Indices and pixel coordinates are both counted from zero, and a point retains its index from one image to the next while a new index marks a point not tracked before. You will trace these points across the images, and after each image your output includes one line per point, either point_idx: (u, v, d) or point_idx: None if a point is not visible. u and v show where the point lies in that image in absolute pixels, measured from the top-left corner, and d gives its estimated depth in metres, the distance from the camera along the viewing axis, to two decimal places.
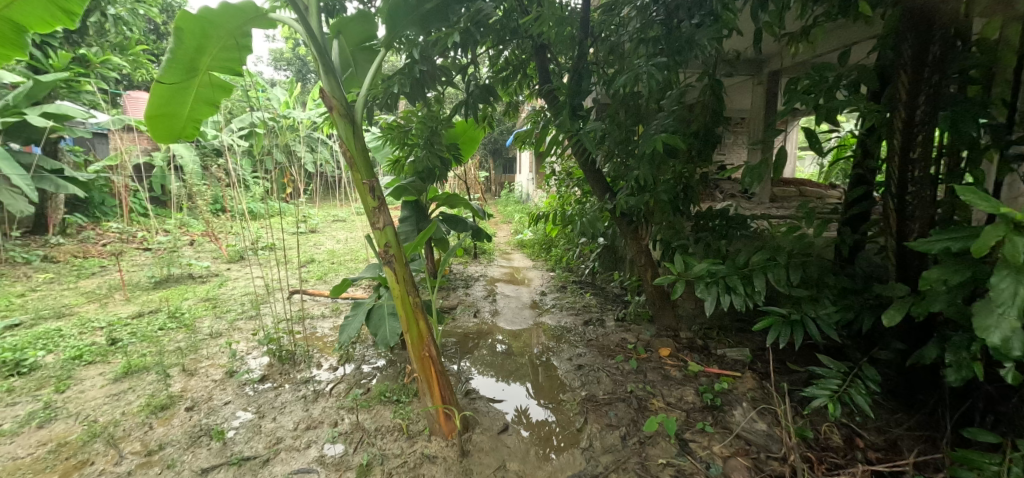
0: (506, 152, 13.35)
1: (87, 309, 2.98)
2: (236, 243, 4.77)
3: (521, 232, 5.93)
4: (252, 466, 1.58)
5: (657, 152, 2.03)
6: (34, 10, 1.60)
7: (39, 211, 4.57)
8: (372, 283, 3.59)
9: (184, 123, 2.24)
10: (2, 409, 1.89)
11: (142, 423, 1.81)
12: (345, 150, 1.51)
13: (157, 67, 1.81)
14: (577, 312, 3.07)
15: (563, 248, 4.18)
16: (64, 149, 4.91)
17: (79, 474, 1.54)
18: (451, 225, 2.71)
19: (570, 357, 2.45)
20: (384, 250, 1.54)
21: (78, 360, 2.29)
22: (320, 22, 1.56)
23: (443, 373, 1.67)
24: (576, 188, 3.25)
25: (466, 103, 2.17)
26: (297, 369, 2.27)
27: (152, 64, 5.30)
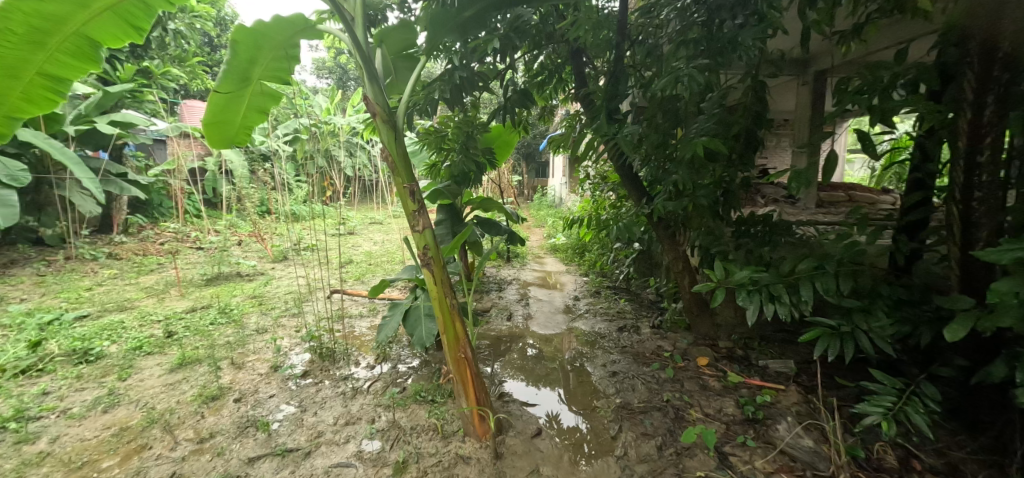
0: (539, 156, 13.38)
1: (147, 303, 3.19)
2: (281, 243, 4.98)
3: (555, 236, 5.91)
4: (295, 458, 1.64)
5: (698, 156, 1.98)
6: (107, 26, 1.73)
7: (106, 212, 4.94)
8: (407, 284, 3.67)
9: (237, 130, 2.36)
10: (73, 394, 2.05)
11: (194, 412, 1.92)
12: (386, 155, 1.56)
13: (214, 78, 1.92)
14: (612, 318, 3.02)
15: (597, 253, 4.14)
16: (127, 154, 5.29)
17: (139, 457, 1.65)
18: (486, 228, 2.72)
19: (605, 363, 2.42)
20: (422, 252, 1.57)
21: (139, 350, 2.45)
22: (365, 31, 1.62)
23: (478, 375, 1.69)
24: (610, 192, 3.22)
25: (504, 108, 2.17)
26: (336, 365, 2.34)
27: (206, 74, 5.65)
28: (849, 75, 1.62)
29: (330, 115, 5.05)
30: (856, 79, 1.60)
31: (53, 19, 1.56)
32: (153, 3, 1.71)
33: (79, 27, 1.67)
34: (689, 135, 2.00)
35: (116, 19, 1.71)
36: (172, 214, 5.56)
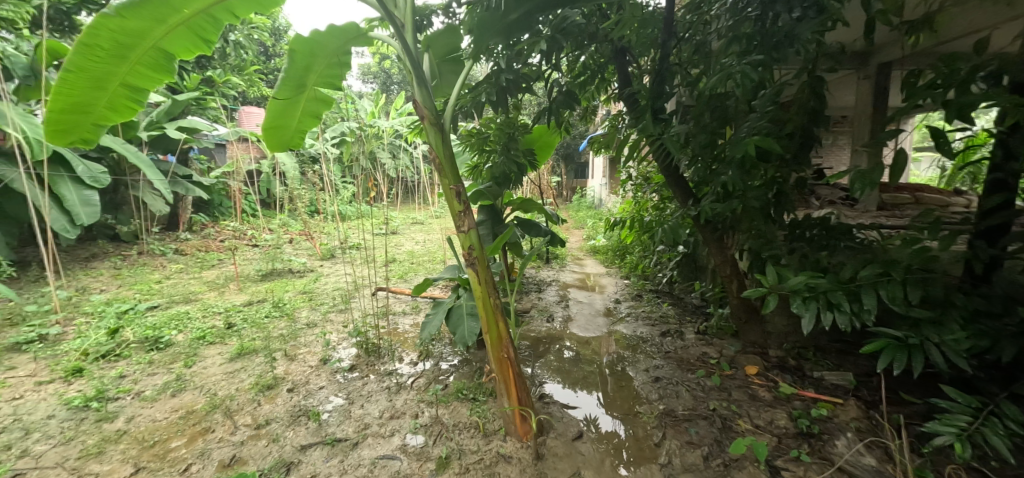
0: (578, 157, 13.28)
1: (209, 296, 3.42)
2: (328, 242, 5.20)
3: (595, 238, 5.85)
4: (343, 448, 1.71)
5: (749, 155, 1.90)
6: (181, 40, 1.86)
7: (173, 211, 5.33)
8: (448, 283, 3.73)
9: (292, 134, 2.48)
10: (146, 378, 2.22)
11: (252, 399, 2.03)
12: (434, 157, 1.60)
13: (274, 86, 2.03)
14: (654, 323, 2.95)
15: (638, 256, 4.06)
16: (192, 157, 5.68)
17: (204, 440, 1.77)
18: (526, 229, 2.71)
19: (647, 368, 2.36)
20: (467, 252, 1.60)
21: (203, 340, 2.63)
22: (414, 36, 1.67)
23: (520, 375, 1.70)
24: (654, 193, 3.14)
25: (549, 109, 2.16)
26: (381, 360, 2.41)
27: (261, 82, 5.99)
28: (918, 68, 1.52)
29: (374, 118, 5.23)
30: (928, 72, 1.48)
31: (133, 35, 1.70)
32: (219, 17, 1.84)
33: (157, 42, 1.81)
34: (739, 134, 1.93)
35: (188, 33, 1.84)
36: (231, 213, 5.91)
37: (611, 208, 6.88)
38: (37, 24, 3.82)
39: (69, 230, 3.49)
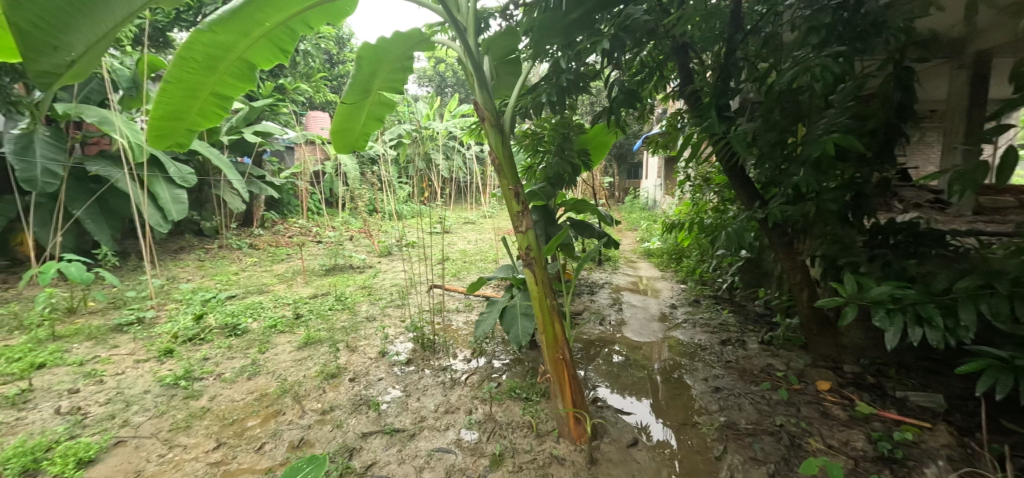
0: (631, 158, 12.94)
1: (279, 288, 3.68)
2: (386, 239, 5.42)
3: (649, 240, 5.69)
4: (401, 438, 1.78)
5: (826, 154, 1.77)
6: (263, 51, 2.02)
7: (249, 209, 5.77)
8: (501, 283, 3.77)
9: (358, 137, 2.58)
10: (227, 361, 2.43)
11: (317, 386, 2.17)
12: (494, 158, 1.63)
13: (343, 91, 2.15)
14: (713, 330, 2.82)
15: (695, 260, 3.90)
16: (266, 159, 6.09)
17: (276, 421, 1.91)
18: (579, 230, 2.67)
19: (706, 377, 2.26)
20: (524, 252, 1.62)
21: (274, 328, 2.83)
22: (476, 39, 1.71)
23: (575, 377, 1.68)
24: (714, 195, 3.01)
25: (608, 109, 2.13)
26: (436, 356, 2.48)
27: (327, 88, 6.38)
28: None
29: (430, 120, 5.39)
30: None
31: (221, 47, 1.86)
32: (296, 28, 1.98)
33: (242, 53, 1.97)
34: (814, 132, 1.80)
35: (269, 44, 1.99)
36: (299, 211, 6.27)
37: (667, 210, 6.63)
38: (138, 41, 4.29)
39: (163, 224, 3.88)
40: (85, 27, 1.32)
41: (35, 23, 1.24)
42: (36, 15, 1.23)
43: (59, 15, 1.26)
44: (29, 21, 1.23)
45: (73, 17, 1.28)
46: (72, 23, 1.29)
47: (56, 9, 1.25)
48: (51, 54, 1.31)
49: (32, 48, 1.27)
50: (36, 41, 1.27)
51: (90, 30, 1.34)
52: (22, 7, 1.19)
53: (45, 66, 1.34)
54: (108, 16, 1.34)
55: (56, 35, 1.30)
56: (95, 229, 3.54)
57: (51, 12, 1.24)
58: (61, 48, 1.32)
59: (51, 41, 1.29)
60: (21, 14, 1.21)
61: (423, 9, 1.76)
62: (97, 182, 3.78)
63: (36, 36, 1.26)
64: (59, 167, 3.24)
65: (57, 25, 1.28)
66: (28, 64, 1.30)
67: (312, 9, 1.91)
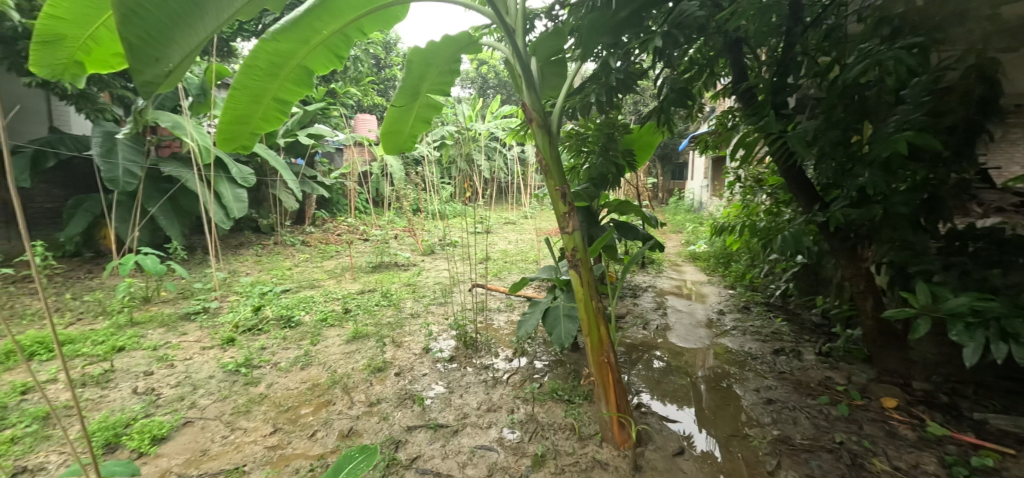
0: (675, 158, 12.58)
1: (329, 283, 3.86)
2: (429, 238, 5.55)
3: (695, 243, 5.51)
4: (445, 433, 1.82)
5: (896, 154, 1.65)
6: (320, 58, 2.12)
7: (301, 207, 6.08)
8: (542, 284, 3.77)
9: (407, 139, 2.65)
10: (283, 351, 2.58)
11: (365, 379, 2.25)
12: (541, 159, 1.65)
13: (392, 94, 2.22)
14: (764, 339, 2.69)
15: (745, 265, 3.74)
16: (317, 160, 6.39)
17: (327, 410, 2.01)
18: (621, 232, 2.63)
19: (758, 388, 2.16)
20: (571, 253, 1.61)
21: (324, 322, 2.97)
22: (524, 40, 1.72)
23: (620, 381, 1.66)
24: (767, 197, 2.88)
25: (659, 108, 2.08)
26: (479, 354, 2.52)
27: (373, 92, 6.61)
28: None
29: (472, 121, 5.47)
30: None
31: (283, 55, 1.97)
32: (350, 35, 2.08)
33: (301, 61, 2.07)
34: (883, 129, 1.68)
35: (325, 51, 2.09)
36: (347, 210, 6.55)
37: (715, 212, 6.37)
38: (205, 51, 4.63)
39: (225, 222, 4.15)
40: (181, 39, 1.38)
41: (142, 36, 1.29)
42: (143, 29, 1.29)
43: (160, 27, 1.32)
44: (138, 34, 1.28)
45: (172, 30, 1.35)
46: (171, 36, 1.35)
47: (158, 23, 1.32)
48: (154, 66, 1.32)
49: (138, 60, 1.28)
50: (144, 53, 1.30)
51: (184, 44, 1.40)
52: (132, 20, 1.26)
53: (146, 80, 1.33)
54: (199, 29, 1.44)
55: (157, 49, 1.33)
56: (166, 225, 3.83)
57: (156, 25, 1.31)
58: (162, 60, 1.35)
59: (155, 53, 1.32)
60: (131, 27, 1.26)
61: (471, 12, 1.78)
62: (169, 182, 4.11)
63: (144, 48, 1.29)
64: (138, 168, 3.54)
65: (159, 38, 1.33)
66: (134, 77, 1.29)
67: (365, 17, 2.00)
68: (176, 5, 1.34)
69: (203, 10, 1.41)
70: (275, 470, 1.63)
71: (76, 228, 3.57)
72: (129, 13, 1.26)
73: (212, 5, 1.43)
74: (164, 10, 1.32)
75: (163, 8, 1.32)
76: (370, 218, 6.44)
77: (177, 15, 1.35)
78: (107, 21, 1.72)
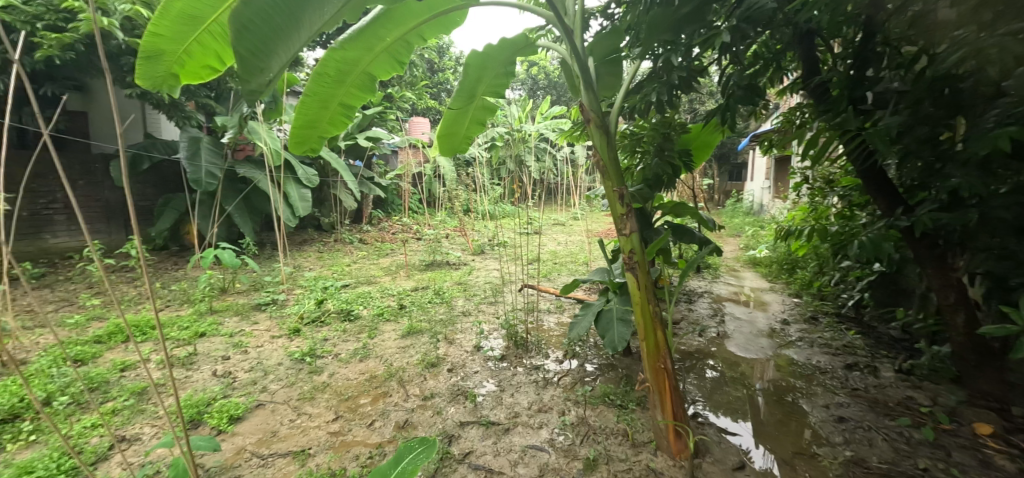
0: (732, 157, 12.00)
1: (385, 280, 4.04)
2: (478, 238, 5.65)
3: (755, 247, 5.23)
4: (496, 431, 1.86)
5: (998, 153, 1.49)
6: (383, 65, 2.22)
7: (359, 206, 6.40)
8: (592, 286, 3.74)
9: (462, 141, 2.70)
10: (344, 343, 2.73)
11: (420, 373, 2.34)
12: (597, 160, 1.64)
13: (450, 96, 2.29)
14: (834, 353, 2.52)
15: (812, 272, 3.51)
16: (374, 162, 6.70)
17: (384, 401, 2.10)
18: (676, 235, 2.55)
19: (828, 405, 2.03)
20: (628, 255, 1.59)
21: (381, 316, 3.11)
22: (583, 40, 1.70)
23: (677, 388, 1.62)
24: (840, 200, 2.68)
25: (725, 107, 2.00)
26: (529, 354, 2.54)
27: (426, 95, 6.83)
28: None
29: (522, 122, 5.51)
30: None
31: (349, 62, 2.08)
32: (412, 42, 2.16)
33: (366, 68, 2.18)
34: (980, 125, 1.52)
35: (388, 58, 2.18)
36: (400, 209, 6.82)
37: (777, 215, 6.01)
38: None
39: (291, 220, 4.45)
40: (280, 51, 1.57)
41: (250, 50, 1.48)
42: (251, 43, 1.48)
43: (266, 41, 1.51)
44: (248, 48, 1.46)
45: (273, 43, 1.53)
46: (273, 49, 1.54)
47: (263, 37, 1.50)
48: (258, 76, 1.53)
49: (247, 71, 1.49)
50: (252, 65, 1.49)
51: (280, 56, 1.58)
52: (244, 36, 1.45)
53: (250, 87, 1.55)
54: (296, 40, 1.61)
55: (260, 60, 1.52)
56: (241, 222, 4.17)
57: (262, 39, 1.49)
58: (264, 70, 1.54)
59: (260, 65, 1.51)
60: (242, 42, 1.46)
61: (528, 13, 1.78)
62: (243, 183, 4.47)
63: (252, 61, 1.48)
64: (218, 169, 3.89)
65: (264, 50, 1.51)
66: (241, 86, 1.50)
67: (426, 23, 2.07)
68: (279, 21, 1.51)
69: (299, 25, 1.58)
70: (337, 455, 1.73)
71: (165, 224, 3.98)
72: (242, 29, 1.45)
73: (308, 20, 1.60)
74: (269, 25, 1.50)
75: (268, 24, 1.50)
76: (422, 218, 6.66)
77: (278, 29, 1.53)
78: (200, 36, 1.89)
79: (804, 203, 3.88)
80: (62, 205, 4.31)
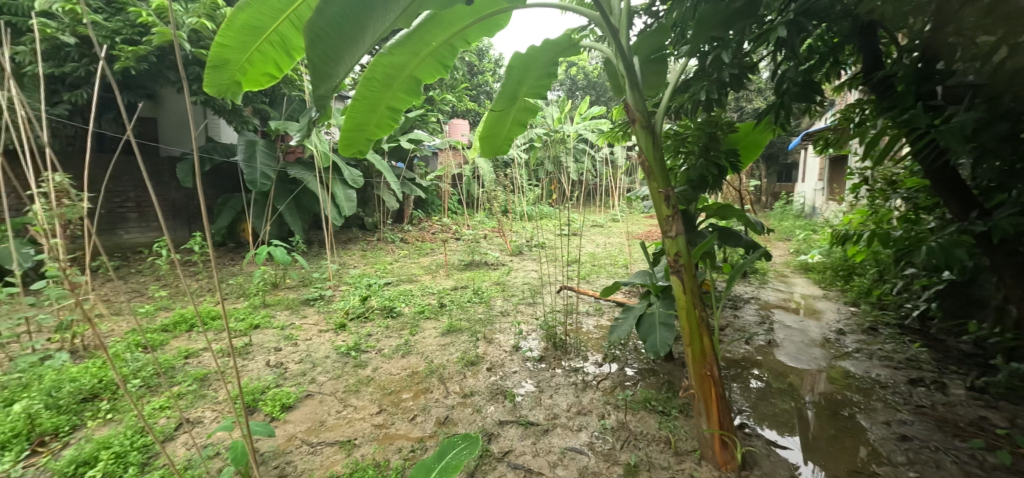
0: (781, 157, 11.43)
1: (425, 278, 4.15)
2: (515, 239, 5.69)
3: (807, 252, 4.97)
4: (535, 431, 1.87)
5: None
6: (428, 68, 2.28)
7: (400, 207, 6.60)
8: (632, 289, 3.68)
9: (502, 142, 2.72)
10: (387, 339, 2.83)
11: (459, 371, 2.39)
12: (642, 160, 1.62)
13: (493, 98, 2.31)
14: (895, 367, 2.36)
15: (871, 279, 3.29)
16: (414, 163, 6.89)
17: (425, 397, 2.17)
18: (722, 238, 2.46)
19: (889, 421, 1.90)
20: (673, 258, 1.56)
21: (422, 314, 3.20)
22: (628, 39, 1.68)
23: (723, 397, 1.57)
24: (903, 202, 2.51)
25: (778, 104, 1.92)
26: (568, 356, 2.54)
27: (465, 97, 6.94)
28: None
29: (560, 123, 5.50)
30: None
31: (396, 67, 2.14)
32: (456, 45, 2.20)
33: (412, 72, 2.24)
34: None
35: (433, 61, 2.24)
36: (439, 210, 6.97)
37: (831, 218, 5.67)
38: None
39: (338, 219, 4.65)
40: (347, 57, 1.66)
41: (321, 57, 1.58)
42: (322, 51, 1.58)
43: (335, 49, 1.61)
44: (319, 57, 1.57)
45: (341, 50, 1.63)
46: (341, 56, 1.64)
47: (332, 46, 1.60)
48: (327, 82, 1.62)
49: (317, 77, 1.59)
50: (322, 72, 1.59)
51: (347, 64, 1.68)
52: (316, 45, 1.56)
53: (321, 94, 1.65)
54: (361, 47, 1.70)
55: (329, 68, 1.62)
56: (291, 220, 4.40)
57: (332, 47, 1.59)
58: (332, 76, 1.63)
59: (329, 71, 1.61)
60: (315, 50, 1.57)
61: (569, 13, 1.77)
62: (294, 184, 4.72)
63: (322, 69, 1.59)
64: (272, 171, 4.12)
65: (333, 57, 1.61)
66: (312, 91, 1.60)
67: (471, 26, 2.11)
68: (348, 29, 1.61)
69: (365, 33, 1.67)
70: (381, 447, 1.80)
71: (223, 222, 4.27)
72: (315, 39, 1.56)
73: (373, 30, 1.70)
74: (339, 34, 1.60)
75: (338, 33, 1.60)
76: (460, 218, 6.77)
77: (346, 37, 1.62)
78: (261, 45, 2.01)
79: (862, 205, 3.65)
80: (133, 204, 4.70)
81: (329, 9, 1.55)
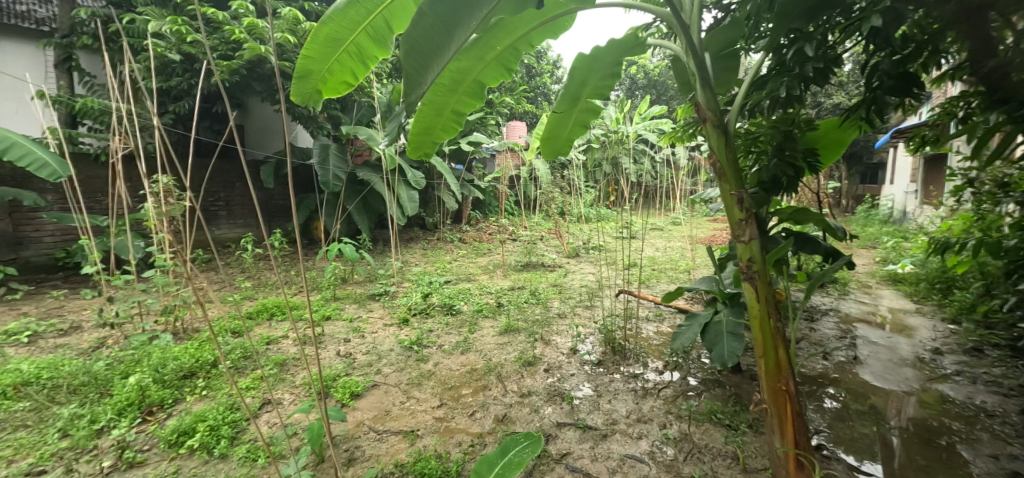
0: (865, 156, 10.41)
1: (483, 278, 4.26)
2: (573, 241, 5.67)
3: (897, 261, 4.51)
4: (594, 436, 1.87)
5: None
6: (493, 72, 2.34)
7: (459, 207, 6.80)
8: (694, 295, 3.55)
9: (563, 143, 2.73)
10: (447, 335, 2.95)
11: (517, 370, 2.45)
12: (713, 161, 1.57)
13: (555, 99, 2.33)
14: (1005, 394, 2.10)
15: (976, 294, 2.94)
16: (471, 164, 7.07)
17: (484, 394, 2.24)
18: (798, 244, 2.30)
19: (997, 455, 1.71)
20: (746, 264, 1.50)
21: (480, 313, 3.30)
22: (700, 35, 1.62)
23: (800, 415, 1.48)
24: (1018, 207, 2.22)
25: (872, 100, 1.77)
26: (627, 362, 2.51)
27: (523, 98, 7.00)
28: None
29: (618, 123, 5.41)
30: None
31: (462, 72, 2.22)
32: (520, 48, 2.23)
33: (477, 76, 2.31)
34: None
35: (497, 66, 2.29)
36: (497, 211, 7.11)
37: (927, 224, 5.09)
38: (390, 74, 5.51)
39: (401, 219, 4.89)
40: (435, 66, 1.80)
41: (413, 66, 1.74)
42: (414, 61, 1.74)
43: (425, 58, 1.76)
44: (413, 65, 1.73)
45: (431, 60, 1.78)
46: (430, 65, 1.78)
47: (422, 56, 1.75)
48: (416, 89, 1.73)
49: (410, 84, 1.72)
50: (414, 78, 1.73)
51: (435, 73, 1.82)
52: (410, 55, 1.72)
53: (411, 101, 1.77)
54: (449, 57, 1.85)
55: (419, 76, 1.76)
56: (359, 219, 4.70)
57: (423, 56, 1.74)
58: (422, 84, 1.76)
59: (420, 77, 1.75)
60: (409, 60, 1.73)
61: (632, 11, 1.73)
62: (362, 185, 5.02)
63: (415, 75, 1.73)
64: (343, 172, 4.41)
65: (424, 66, 1.77)
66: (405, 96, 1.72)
67: (535, 30, 2.13)
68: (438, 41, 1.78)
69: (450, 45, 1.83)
70: (442, 439, 1.89)
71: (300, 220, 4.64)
72: (409, 50, 1.73)
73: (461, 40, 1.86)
74: (429, 43, 1.75)
75: (429, 43, 1.76)
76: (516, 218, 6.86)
77: (434, 48, 1.77)
78: (341, 55, 2.15)
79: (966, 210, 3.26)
80: (223, 203, 5.23)
81: (422, 22, 1.73)
